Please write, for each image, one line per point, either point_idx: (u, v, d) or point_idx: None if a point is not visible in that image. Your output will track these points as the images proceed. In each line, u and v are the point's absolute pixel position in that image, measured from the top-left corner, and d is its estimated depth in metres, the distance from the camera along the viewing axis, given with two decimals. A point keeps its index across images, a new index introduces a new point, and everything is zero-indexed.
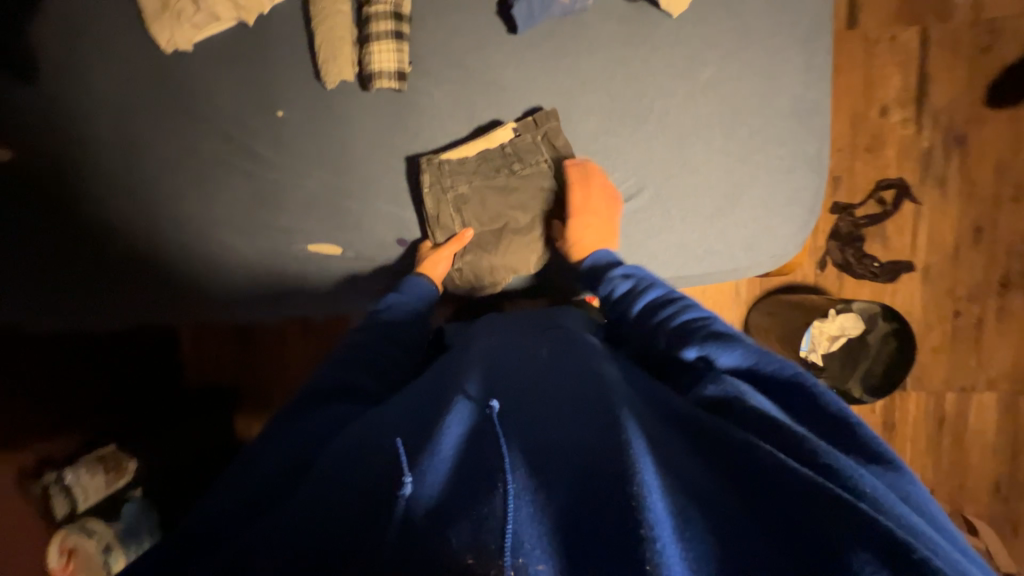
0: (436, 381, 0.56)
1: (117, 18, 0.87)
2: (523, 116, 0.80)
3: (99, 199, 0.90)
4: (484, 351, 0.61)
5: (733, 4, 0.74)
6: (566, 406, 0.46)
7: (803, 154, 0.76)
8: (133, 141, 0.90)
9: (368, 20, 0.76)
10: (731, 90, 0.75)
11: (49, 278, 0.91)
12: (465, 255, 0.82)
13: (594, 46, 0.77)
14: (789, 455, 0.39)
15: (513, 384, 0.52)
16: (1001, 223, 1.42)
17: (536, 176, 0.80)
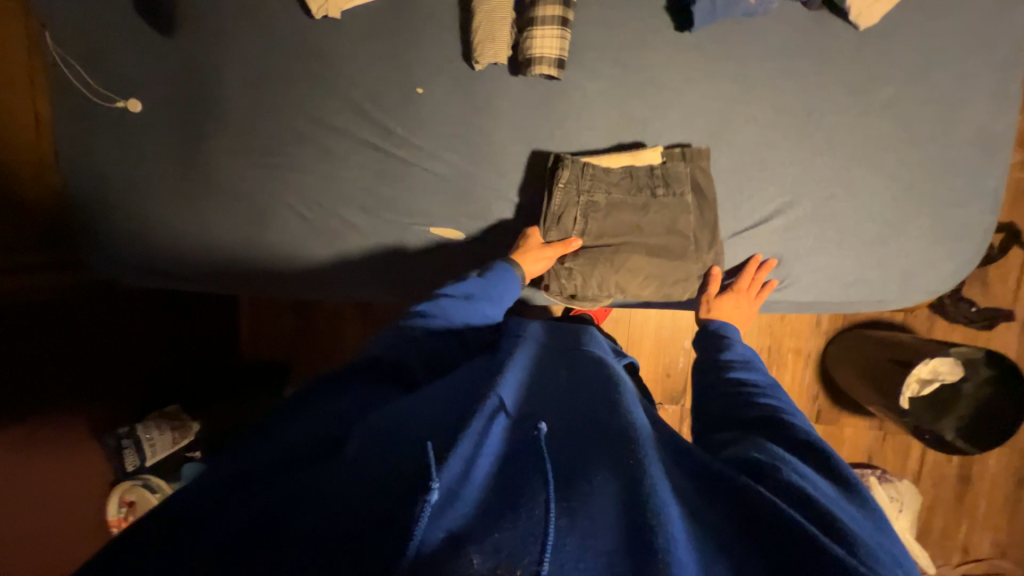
0: (472, 383, 0.54)
1: None
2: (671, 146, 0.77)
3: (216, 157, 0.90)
4: (528, 363, 0.59)
5: (926, 22, 0.69)
6: (594, 439, 0.46)
7: (980, 187, 0.72)
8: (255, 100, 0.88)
9: (534, 3, 0.74)
10: (909, 113, 0.71)
11: (167, 231, 0.93)
12: (574, 260, 0.79)
13: (767, 53, 0.73)
14: (808, 497, 0.42)
15: (552, 407, 0.51)
16: None
17: (675, 209, 0.76)
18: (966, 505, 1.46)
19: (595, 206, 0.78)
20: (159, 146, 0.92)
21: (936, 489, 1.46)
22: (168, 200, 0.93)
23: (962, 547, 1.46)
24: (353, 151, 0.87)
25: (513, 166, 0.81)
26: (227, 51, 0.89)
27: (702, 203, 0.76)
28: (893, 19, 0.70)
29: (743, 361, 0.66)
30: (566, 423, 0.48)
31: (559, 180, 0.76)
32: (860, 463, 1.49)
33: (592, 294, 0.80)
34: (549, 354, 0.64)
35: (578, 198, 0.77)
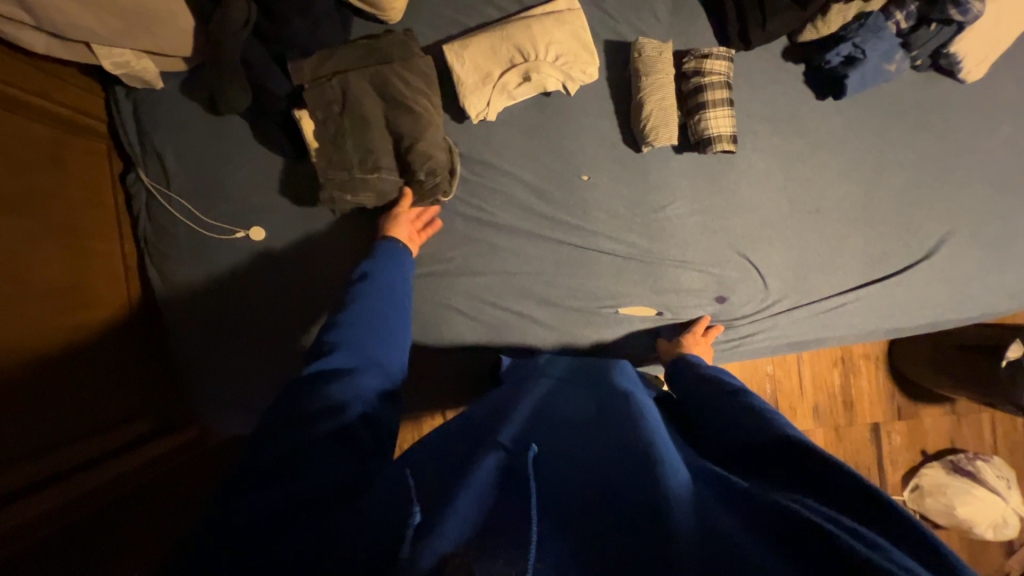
0: (493, 422, 0.51)
1: None
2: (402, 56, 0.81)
3: (322, 258, 0.85)
4: (506, 408, 0.55)
5: (1014, 73, 0.83)
6: (576, 449, 0.45)
7: None
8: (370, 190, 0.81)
9: (700, 89, 0.79)
10: (1021, 144, 0.83)
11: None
12: (343, 141, 0.79)
13: (898, 110, 0.83)
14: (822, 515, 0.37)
15: (568, 430, 0.48)
16: None
17: (397, 111, 0.80)
18: None
19: (348, 105, 0.79)
20: (299, 270, 0.85)
21: (1012, 458, 1.59)
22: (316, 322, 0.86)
23: None
24: (527, 247, 0.85)
25: (694, 237, 0.84)
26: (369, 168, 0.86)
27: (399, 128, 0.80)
28: (990, 72, 0.83)
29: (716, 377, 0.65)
30: (556, 447, 0.45)
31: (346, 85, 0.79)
32: (946, 449, 1.59)
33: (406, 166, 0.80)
34: (546, 389, 0.62)
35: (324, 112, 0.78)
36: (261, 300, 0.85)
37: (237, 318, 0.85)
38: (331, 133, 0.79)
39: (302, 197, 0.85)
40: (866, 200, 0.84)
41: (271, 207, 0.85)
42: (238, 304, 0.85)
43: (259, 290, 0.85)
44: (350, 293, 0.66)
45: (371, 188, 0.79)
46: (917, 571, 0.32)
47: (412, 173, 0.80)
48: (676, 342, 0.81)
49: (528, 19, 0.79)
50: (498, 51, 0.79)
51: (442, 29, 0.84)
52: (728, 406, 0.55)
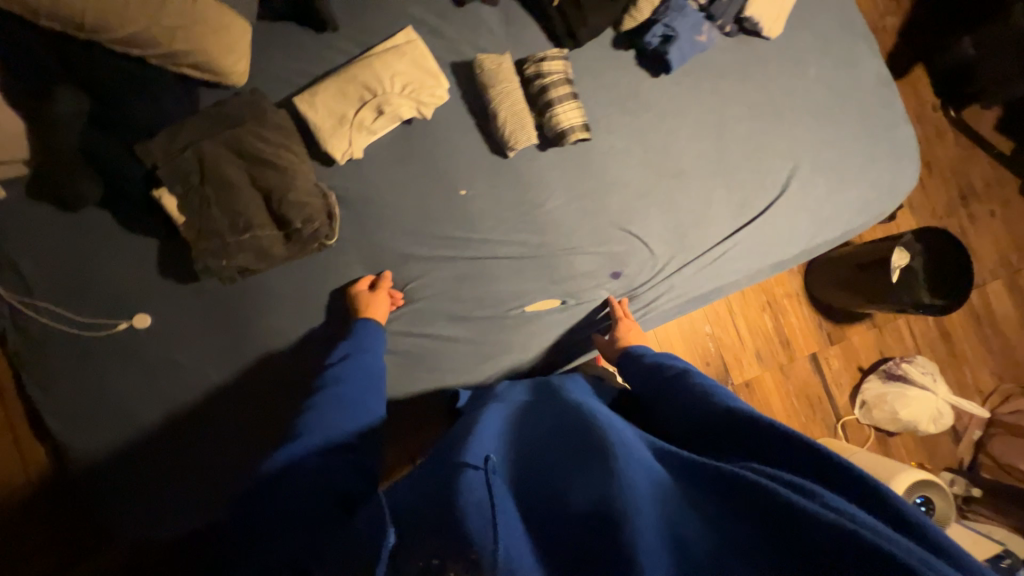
0: (456, 447, 0.52)
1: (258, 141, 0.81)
2: (249, 113, 0.81)
3: (216, 330, 0.82)
4: (471, 431, 0.56)
5: (808, 21, 0.95)
6: (543, 459, 0.46)
7: (898, 108, 0.96)
8: (246, 249, 0.78)
9: (544, 89, 0.85)
10: (832, 79, 0.95)
11: (237, 432, 0.81)
12: (207, 209, 0.77)
13: (722, 73, 0.93)
14: (769, 472, 0.41)
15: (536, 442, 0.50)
16: (941, 154, 1.82)
17: (258, 168, 0.80)
18: (958, 354, 1.75)
19: (204, 173, 0.78)
20: (190, 342, 0.82)
21: (936, 352, 1.74)
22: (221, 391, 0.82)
23: (976, 388, 1.73)
24: (426, 269, 0.86)
25: (578, 223, 0.88)
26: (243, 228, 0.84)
27: (263, 182, 0.80)
28: (788, 25, 0.94)
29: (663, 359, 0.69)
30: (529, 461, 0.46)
31: (197, 153, 0.78)
32: (879, 359, 1.72)
33: (279, 218, 0.79)
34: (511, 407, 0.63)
35: (179, 185, 0.77)
36: (161, 389, 0.81)
37: (138, 414, 0.80)
38: (192, 204, 0.77)
39: (179, 272, 0.82)
40: (719, 154, 0.91)
41: (148, 290, 0.82)
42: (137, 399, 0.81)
43: (154, 379, 0.81)
44: (331, 375, 0.70)
45: (247, 248, 0.78)
46: (846, 504, 0.37)
47: (287, 222, 0.79)
48: (613, 339, 0.82)
49: (369, 58, 0.82)
50: (347, 92, 0.81)
51: (291, 82, 0.86)
52: (677, 387, 0.60)
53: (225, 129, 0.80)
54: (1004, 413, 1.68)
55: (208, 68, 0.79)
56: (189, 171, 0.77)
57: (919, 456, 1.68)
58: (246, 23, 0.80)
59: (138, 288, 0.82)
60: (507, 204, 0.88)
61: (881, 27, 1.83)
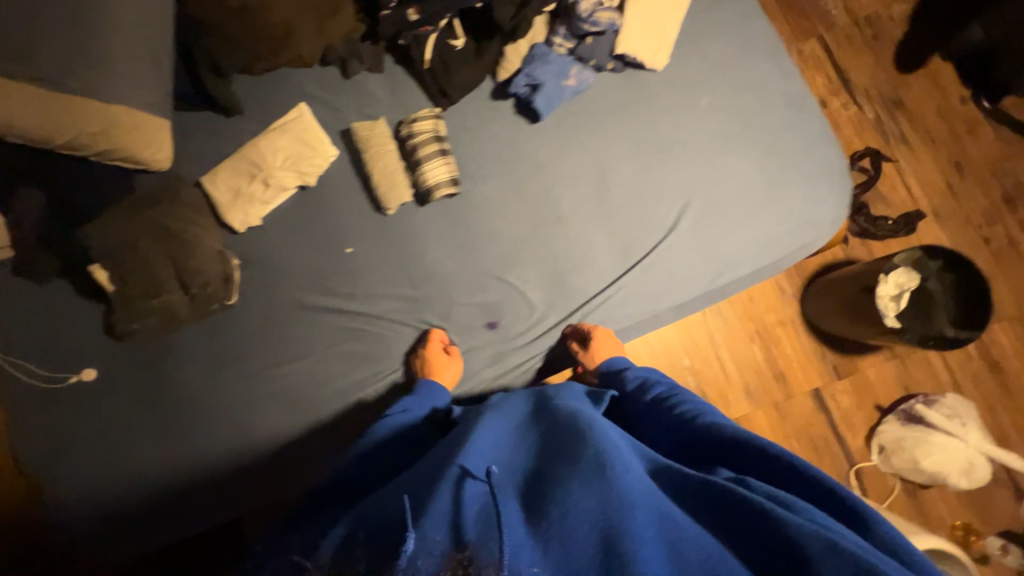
0: (504, 447, 0.63)
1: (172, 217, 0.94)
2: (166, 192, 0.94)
3: (138, 381, 0.94)
4: (435, 453, 0.65)
5: (700, 48, 0.90)
6: (558, 462, 0.56)
7: (811, 131, 0.87)
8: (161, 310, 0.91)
9: (414, 149, 0.89)
10: (730, 106, 0.88)
11: (149, 474, 0.90)
12: (129, 277, 0.91)
13: (605, 111, 0.91)
14: (765, 491, 0.51)
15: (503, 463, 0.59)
16: (972, 153, 1.57)
17: (169, 239, 0.92)
18: (1009, 389, 1.45)
19: (126, 246, 0.91)
20: (119, 393, 0.94)
21: (979, 387, 1.46)
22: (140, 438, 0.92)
23: None
24: (319, 325, 0.93)
25: (456, 273, 0.89)
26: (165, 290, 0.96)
27: (173, 252, 0.92)
28: (676, 54, 0.90)
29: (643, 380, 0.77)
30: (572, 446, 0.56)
31: (120, 231, 0.92)
32: (900, 397, 1.47)
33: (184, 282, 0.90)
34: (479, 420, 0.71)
35: (107, 258, 0.91)
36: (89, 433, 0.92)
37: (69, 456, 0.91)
38: (117, 273, 0.91)
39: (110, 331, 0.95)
40: (600, 197, 0.88)
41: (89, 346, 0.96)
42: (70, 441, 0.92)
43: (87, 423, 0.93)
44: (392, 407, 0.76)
45: (161, 310, 0.91)
46: (827, 519, 0.48)
47: (190, 286, 0.90)
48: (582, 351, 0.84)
49: (258, 138, 0.91)
50: (240, 169, 0.92)
51: (207, 162, 0.98)
52: (664, 409, 0.70)
53: (144, 207, 0.93)
54: None
55: (134, 159, 0.93)
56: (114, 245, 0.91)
57: (964, 514, 1.40)
58: (164, 119, 0.93)
59: (82, 344, 0.96)
60: (389, 257, 0.92)
61: (883, 19, 1.64)
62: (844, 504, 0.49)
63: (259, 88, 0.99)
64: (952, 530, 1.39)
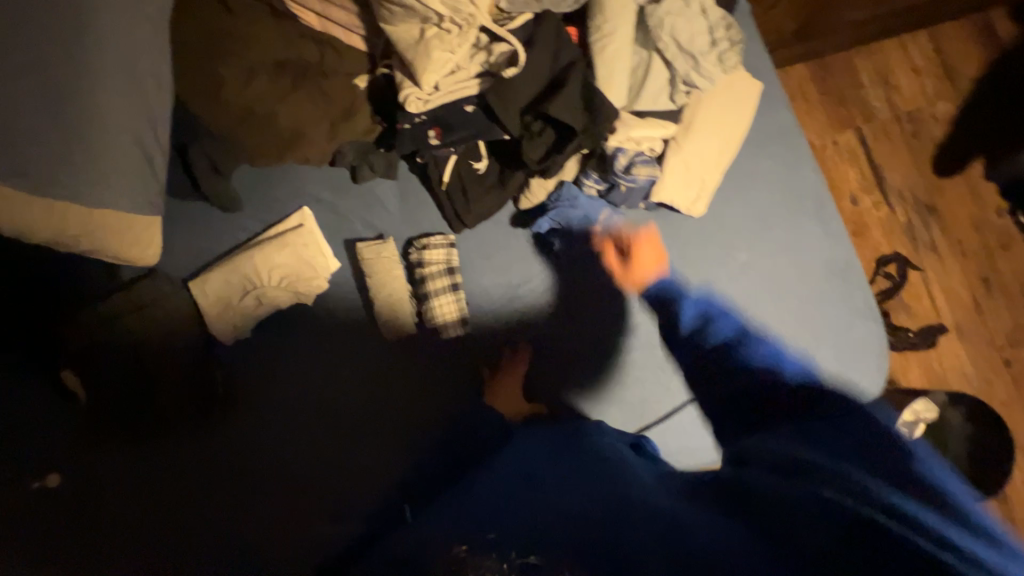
0: (541, 454, 0.64)
1: (146, 322, 0.85)
2: (144, 295, 0.87)
3: (98, 491, 0.87)
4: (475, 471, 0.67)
5: (742, 198, 0.82)
6: (581, 476, 0.56)
7: (853, 304, 0.80)
8: (134, 418, 0.86)
9: (423, 280, 0.83)
10: (768, 266, 0.81)
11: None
12: (100, 385, 0.85)
13: (631, 255, 0.83)
14: (880, 482, 0.44)
15: (532, 467, 0.61)
16: (1001, 269, 1.51)
17: (144, 348, 0.85)
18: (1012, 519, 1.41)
19: (97, 350, 0.84)
20: (81, 499, 0.86)
21: None
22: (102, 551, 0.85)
23: None
24: (304, 448, 0.87)
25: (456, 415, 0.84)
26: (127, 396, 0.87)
27: (149, 363, 0.85)
28: (714, 203, 0.82)
29: (699, 325, 0.75)
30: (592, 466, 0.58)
31: (94, 333, 0.85)
32: None
33: (159, 396, 0.85)
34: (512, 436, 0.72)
35: (79, 361, 0.85)
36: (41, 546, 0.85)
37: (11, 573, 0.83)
38: (88, 379, 0.85)
39: (70, 434, 0.88)
40: (616, 349, 0.83)
41: (41, 451, 0.87)
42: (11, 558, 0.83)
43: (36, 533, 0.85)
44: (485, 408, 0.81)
45: (135, 420, 0.85)
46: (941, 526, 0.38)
47: (167, 401, 0.85)
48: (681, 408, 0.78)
49: (252, 249, 0.86)
50: (231, 281, 0.86)
51: (195, 259, 0.91)
52: (733, 355, 0.71)
53: (122, 310, 0.85)
54: None
55: (122, 258, 0.83)
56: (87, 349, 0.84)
57: None
58: (152, 217, 0.82)
59: (33, 447, 0.87)
60: (386, 386, 0.87)
61: (925, 117, 1.56)
62: (915, 476, 0.45)
63: (258, 184, 0.90)
64: None
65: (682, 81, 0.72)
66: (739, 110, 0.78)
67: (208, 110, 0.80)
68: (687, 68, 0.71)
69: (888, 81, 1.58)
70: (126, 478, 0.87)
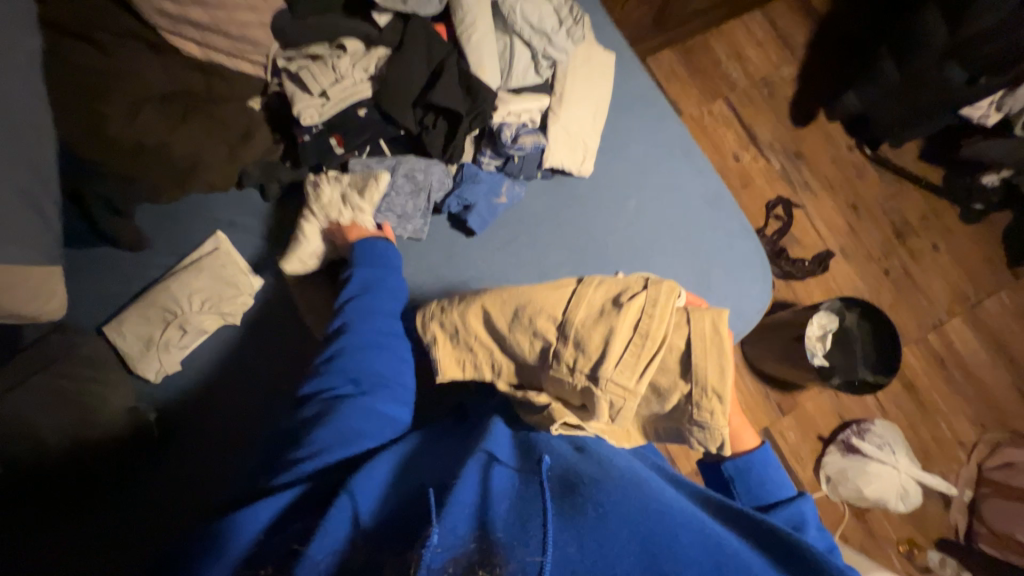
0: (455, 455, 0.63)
1: (54, 374, 0.79)
2: (48, 347, 0.81)
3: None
4: (513, 486, 0.55)
5: (623, 153, 0.94)
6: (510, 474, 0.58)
7: (731, 228, 0.92)
8: (45, 480, 0.76)
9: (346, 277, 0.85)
10: (658, 209, 0.92)
11: None
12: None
13: (540, 219, 0.90)
14: None
15: (605, 509, 0.51)
16: (864, 194, 1.77)
17: (51, 398, 0.77)
18: (927, 404, 1.62)
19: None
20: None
21: (902, 407, 1.61)
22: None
23: (956, 441, 1.59)
24: None
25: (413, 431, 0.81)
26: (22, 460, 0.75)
27: (62, 413, 0.77)
28: (600, 163, 0.93)
29: None
30: (659, 507, 0.52)
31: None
32: (838, 426, 1.56)
33: (76, 450, 0.77)
34: (549, 456, 0.60)
35: None
36: None
37: None
38: None
39: None
40: None
41: None
42: None
43: None
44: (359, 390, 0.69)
45: (45, 484, 0.76)
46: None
47: (87, 453, 0.78)
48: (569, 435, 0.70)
49: (171, 280, 0.85)
50: (150, 316, 0.84)
51: (107, 303, 0.87)
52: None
53: (14, 367, 0.79)
54: (990, 469, 1.53)
55: (18, 317, 0.79)
56: None
57: (906, 529, 1.52)
58: (50, 267, 0.79)
59: None
60: None
61: (777, 80, 1.82)
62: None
63: (164, 219, 0.90)
64: (898, 547, 1.50)
65: (542, 56, 0.84)
66: (600, 78, 0.90)
67: (101, 149, 0.80)
68: (544, 46, 0.82)
69: (738, 56, 1.84)
70: (40, 563, 0.76)
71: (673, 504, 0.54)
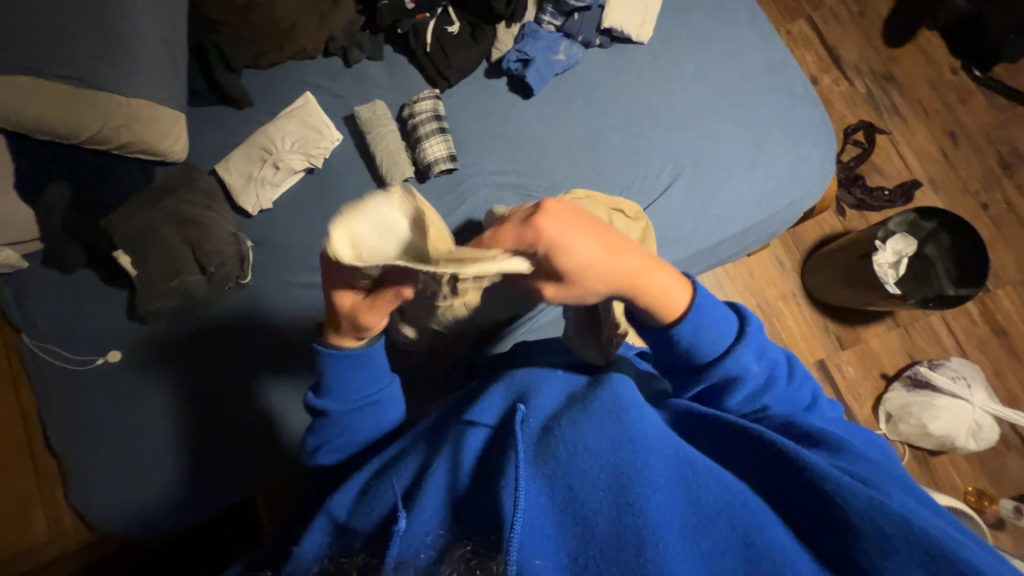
0: (459, 409, 0.66)
1: (183, 203, 0.97)
2: (179, 180, 0.99)
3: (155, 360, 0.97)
4: (482, 462, 0.52)
5: (684, 20, 0.94)
6: (488, 445, 0.54)
7: (795, 92, 0.90)
8: (177, 284, 0.96)
9: (414, 128, 0.94)
10: (717, 72, 0.91)
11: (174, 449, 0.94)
12: (150, 258, 0.95)
13: (596, 81, 0.93)
14: (860, 516, 0.42)
15: (578, 446, 0.48)
16: (966, 120, 1.58)
17: (185, 221, 0.97)
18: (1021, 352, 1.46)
19: (144, 228, 0.95)
20: (131, 407, 0.95)
21: (988, 353, 1.46)
22: (161, 418, 0.95)
23: None
24: None
25: None
26: (164, 267, 0.95)
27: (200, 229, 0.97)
28: (660, 28, 0.94)
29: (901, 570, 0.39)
30: (634, 441, 0.48)
31: (137, 213, 0.96)
32: (906, 365, 1.46)
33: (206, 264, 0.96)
34: (525, 406, 0.56)
35: (128, 243, 0.94)
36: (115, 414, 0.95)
37: (102, 437, 0.94)
38: (133, 257, 0.95)
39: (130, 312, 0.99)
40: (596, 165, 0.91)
41: (108, 333, 0.99)
42: (99, 424, 0.95)
43: (111, 401, 0.95)
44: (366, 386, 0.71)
45: (179, 289, 0.96)
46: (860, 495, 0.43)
47: (210, 266, 0.96)
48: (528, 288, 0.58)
49: (269, 125, 0.99)
50: (251, 156, 0.99)
51: (218, 151, 1.03)
52: (852, 528, 0.42)
53: (154, 195, 0.97)
54: None
55: (153, 154, 0.94)
56: (135, 231, 0.95)
57: (977, 481, 1.39)
58: (178, 112, 0.94)
59: (101, 328, 0.99)
60: None
61: None
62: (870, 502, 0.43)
63: (265, 82, 1.04)
64: (966, 497, 1.38)
65: None
66: None
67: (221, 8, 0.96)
68: None
69: None
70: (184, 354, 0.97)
71: (653, 440, 0.49)
